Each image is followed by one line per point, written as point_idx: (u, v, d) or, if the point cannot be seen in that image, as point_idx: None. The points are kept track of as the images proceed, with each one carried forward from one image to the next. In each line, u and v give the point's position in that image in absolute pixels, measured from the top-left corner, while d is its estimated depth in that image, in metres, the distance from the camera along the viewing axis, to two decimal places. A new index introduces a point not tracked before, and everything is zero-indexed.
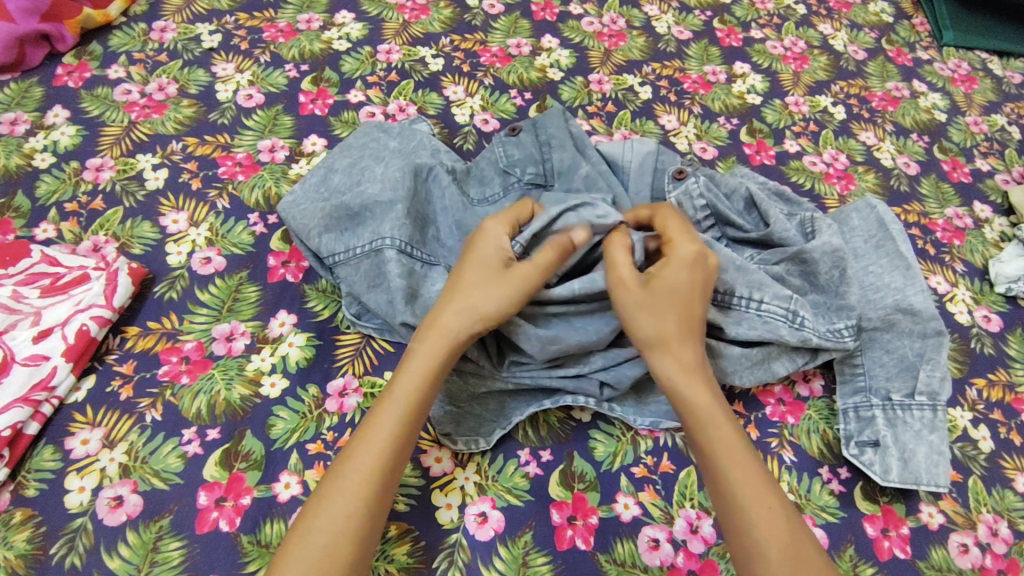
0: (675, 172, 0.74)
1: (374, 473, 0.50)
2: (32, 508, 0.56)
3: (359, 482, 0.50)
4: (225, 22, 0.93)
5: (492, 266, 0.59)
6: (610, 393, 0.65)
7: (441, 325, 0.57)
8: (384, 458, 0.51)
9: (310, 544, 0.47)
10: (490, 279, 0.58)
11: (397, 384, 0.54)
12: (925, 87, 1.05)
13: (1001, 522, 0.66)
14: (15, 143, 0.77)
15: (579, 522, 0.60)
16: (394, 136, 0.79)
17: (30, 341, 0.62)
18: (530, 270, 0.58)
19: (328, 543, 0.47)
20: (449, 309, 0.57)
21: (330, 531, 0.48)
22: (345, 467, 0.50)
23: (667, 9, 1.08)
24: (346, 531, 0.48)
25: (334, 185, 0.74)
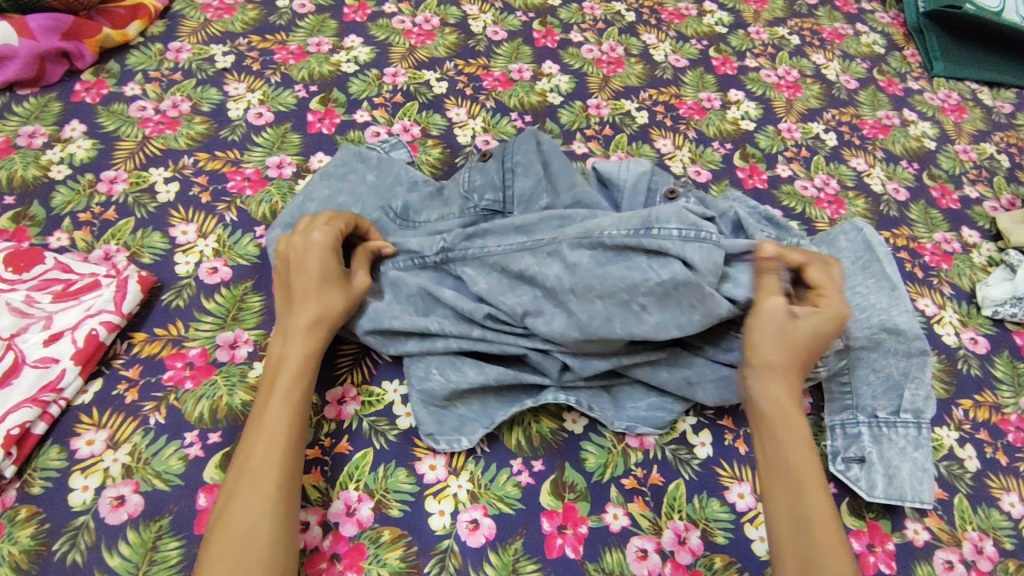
0: (667, 192, 0.77)
1: (264, 464, 0.55)
2: (37, 505, 0.58)
3: (249, 479, 0.54)
4: (238, 43, 0.97)
5: (294, 275, 0.64)
6: (570, 378, 0.67)
7: (286, 331, 0.63)
8: (271, 451, 0.55)
9: (228, 539, 0.51)
10: (299, 291, 0.64)
11: (277, 387, 0.59)
12: (915, 116, 1.08)
13: (986, 540, 0.67)
14: (33, 155, 0.81)
15: (568, 531, 0.61)
16: (372, 168, 0.79)
17: (40, 344, 0.65)
18: (328, 286, 0.64)
19: (246, 533, 0.51)
20: (286, 321, 0.63)
21: (241, 525, 0.51)
22: (231, 476, 0.55)
23: (664, 38, 1.11)
24: (261, 516, 0.52)
25: (309, 215, 0.75)
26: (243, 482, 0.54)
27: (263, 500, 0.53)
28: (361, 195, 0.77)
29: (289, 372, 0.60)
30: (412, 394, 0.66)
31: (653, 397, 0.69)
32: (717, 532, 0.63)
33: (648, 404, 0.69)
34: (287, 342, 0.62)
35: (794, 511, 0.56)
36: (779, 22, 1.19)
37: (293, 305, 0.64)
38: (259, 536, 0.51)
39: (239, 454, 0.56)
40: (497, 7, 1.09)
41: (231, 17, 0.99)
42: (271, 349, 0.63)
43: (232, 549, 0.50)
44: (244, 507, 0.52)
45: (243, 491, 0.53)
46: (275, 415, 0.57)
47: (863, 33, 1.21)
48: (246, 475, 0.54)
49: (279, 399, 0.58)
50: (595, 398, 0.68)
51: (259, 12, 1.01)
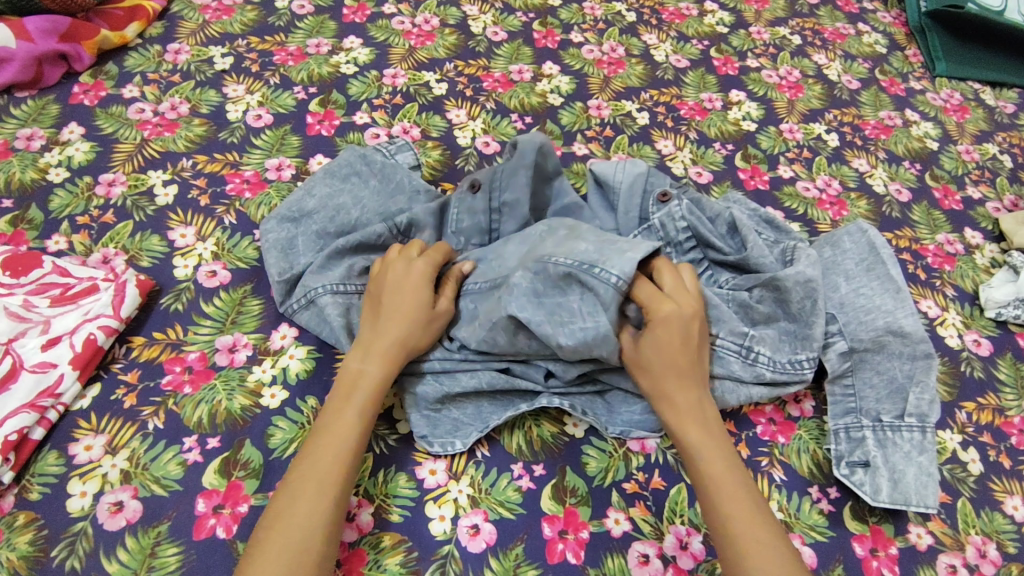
0: (659, 195, 0.77)
1: (328, 475, 0.55)
2: (35, 511, 0.57)
3: (313, 490, 0.53)
4: (237, 45, 0.96)
5: (405, 301, 0.64)
6: (554, 384, 0.67)
7: (370, 347, 0.62)
8: (337, 465, 0.55)
9: (284, 543, 0.50)
10: (379, 317, 0.64)
11: (350, 401, 0.59)
12: (917, 117, 1.08)
13: (990, 544, 0.66)
14: (31, 158, 0.80)
15: (569, 536, 0.61)
16: (375, 172, 0.78)
17: (38, 349, 0.64)
18: (415, 315, 0.64)
19: (303, 538, 0.51)
20: (370, 335, 0.63)
21: (297, 533, 0.51)
22: (293, 478, 0.54)
23: (665, 38, 1.11)
24: (317, 528, 0.52)
25: (310, 211, 0.74)
26: (306, 487, 0.54)
27: (324, 511, 0.53)
28: (363, 200, 0.76)
29: (367, 388, 0.60)
30: (406, 397, 0.66)
31: (648, 400, 0.68)
32: None
33: (643, 407, 0.68)
34: (368, 358, 0.61)
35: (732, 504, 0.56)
36: (780, 22, 1.18)
37: (381, 323, 0.63)
38: (312, 548, 0.51)
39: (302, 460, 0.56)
40: (497, 7, 1.09)
41: (230, 18, 0.99)
42: (349, 362, 0.62)
43: (287, 553, 0.50)
44: (302, 514, 0.52)
45: (306, 497, 0.53)
46: (347, 429, 0.57)
47: (864, 33, 1.21)
48: (311, 483, 0.54)
49: (355, 414, 0.58)
50: (590, 403, 0.68)
51: (258, 13, 1.01)
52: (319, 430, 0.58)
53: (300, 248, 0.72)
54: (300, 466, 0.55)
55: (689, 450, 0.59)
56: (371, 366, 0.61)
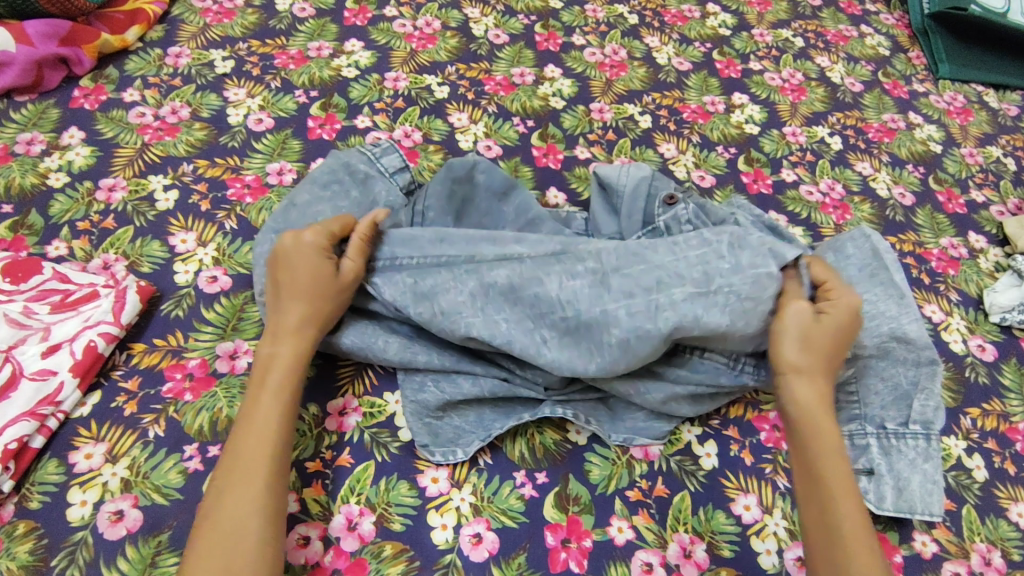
0: (667, 198, 0.77)
1: (251, 463, 0.54)
2: (35, 520, 0.57)
3: (236, 479, 0.53)
4: (238, 48, 0.96)
5: (308, 276, 0.62)
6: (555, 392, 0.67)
7: (281, 329, 0.61)
8: (261, 450, 0.55)
9: (218, 536, 0.51)
10: (282, 297, 0.62)
11: (265, 387, 0.58)
12: (921, 119, 1.07)
13: (995, 552, 0.66)
14: (31, 163, 0.80)
15: (572, 544, 0.61)
16: (357, 183, 0.76)
17: (38, 356, 0.64)
18: (323, 285, 0.62)
19: (234, 528, 0.51)
20: (275, 319, 0.62)
21: (229, 523, 0.51)
22: (220, 471, 0.54)
23: (667, 40, 1.10)
24: (248, 513, 0.52)
25: (293, 222, 0.72)
26: (231, 479, 0.53)
27: (253, 497, 0.53)
28: (343, 212, 0.74)
29: (279, 370, 0.59)
30: (406, 405, 0.66)
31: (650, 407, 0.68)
32: (723, 545, 0.62)
33: (645, 415, 0.68)
34: (280, 341, 0.61)
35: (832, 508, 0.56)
36: (783, 24, 1.18)
37: (283, 303, 0.62)
38: (249, 535, 0.51)
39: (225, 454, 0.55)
40: (499, 10, 1.08)
41: (231, 21, 0.99)
42: (260, 348, 0.61)
43: (223, 543, 0.50)
44: (232, 505, 0.52)
45: (233, 489, 0.53)
46: (265, 415, 0.57)
47: (867, 35, 1.20)
48: (234, 472, 0.54)
49: (272, 398, 0.58)
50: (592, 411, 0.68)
51: (259, 16, 1.00)
52: (238, 422, 0.57)
53: None
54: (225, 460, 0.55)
55: (807, 440, 0.59)
56: (285, 347, 0.60)
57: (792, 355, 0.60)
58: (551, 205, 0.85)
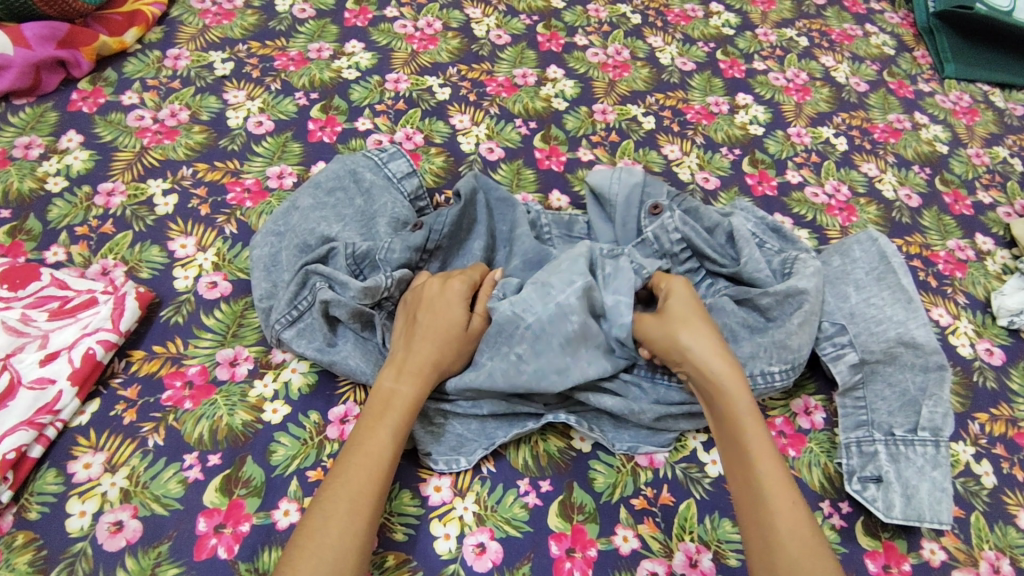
0: (651, 207, 0.76)
1: (359, 496, 0.53)
2: (34, 531, 0.56)
3: (346, 507, 0.52)
4: (237, 50, 0.95)
5: (449, 326, 0.63)
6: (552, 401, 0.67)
7: (408, 366, 0.61)
8: (370, 482, 0.54)
9: (316, 564, 0.49)
10: (413, 338, 0.63)
11: (381, 421, 0.58)
12: (926, 120, 1.06)
13: (1004, 560, 0.65)
14: (29, 167, 0.79)
15: (577, 554, 0.60)
16: (362, 191, 0.75)
17: (36, 364, 0.63)
18: (453, 334, 0.63)
19: (337, 556, 0.50)
20: (404, 355, 0.62)
21: (330, 555, 0.50)
22: (324, 498, 0.53)
23: (670, 41, 1.09)
24: (350, 548, 0.51)
25: (294, 225, 0.71)
26: (340, 506, 0.53)
27: (357, 531, 0.52)
28: (345, 218, 0.73)
29: (400, 410, 0.59)
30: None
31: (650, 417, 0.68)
32: (729, 554, 0.61)
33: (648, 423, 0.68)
34: (402, 378, 0.60)
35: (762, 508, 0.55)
36: (788, 23, 1.17)
37: (417, 342, 0.63)
38: (345, 571, 0.50)
39: (334, 475, 0.55)
40: (500, 10, 1.07)
41: (230, 23, 0.98)
42: (383, 380, 0.61)
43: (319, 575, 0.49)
44: (332, 534, 0.51)
45: (340, 516, 0.52)
46: (379, 444, 0.56)
47: (872, 34, 1.19)
48: (343, 502, 0.53)
49: (389, 431, 0.57)
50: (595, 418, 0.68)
51: (259, 17, 0.99)
52: (348, 446, 0.57)
53: (284, 263, 0.70)
54: (328, 485, 0.54)
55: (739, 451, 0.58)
56: (408, 390, 0.60)
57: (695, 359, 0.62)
58: (554, 208, 0.84)
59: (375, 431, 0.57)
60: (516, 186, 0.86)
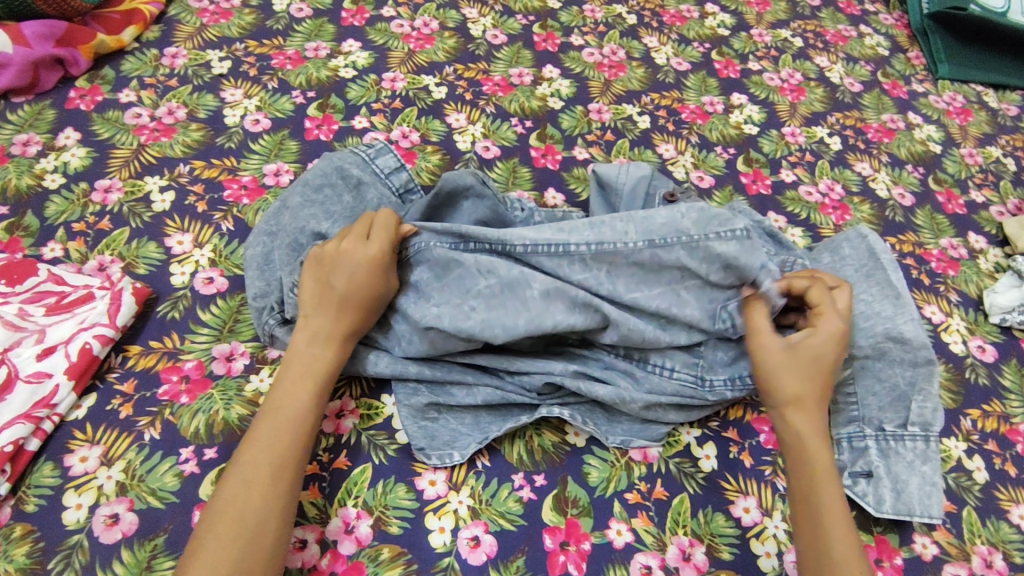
0: (666, 196, 0.77)
1: (278, 459, 0.55)
2: (31, 523, 0.57)
3: (267, 477, 0.54)
4: (235, 49, 0.95)
5: (362, 289, 0.62)
6: (544, 394, 0.67)
7: (325, 332, 0.61)
8: (285, 451, 0.55)
9: (235, 530, 0.51)
10: (322, 305, 0.62)
11: (297, 389, 0.59)
12: (920, 119, 1.07)
13: (996, 554, 0.66)
14: (27, 164, 0.79)
15: (571, 547, 0.60)
16: (350, 187, 0.75)
17: (33, 358, 0.63)
18: (372, 295, 0.63)
19: (259, 524, 0.51)
20: (317, 320, 0.62)
21: (252, 520, 0.51)
22: (241, 467, 0.54)
23: (666, 41, 1.10)
24: (271, 514, 0.52)
25: (284, 223, 0.72)
26: (261, 475, 0.54)
27: (275, 493, 0.53)
28: (334, 214, 0.73)
29: (317, 377, 0.60)
30: (403, 409, 0.65)
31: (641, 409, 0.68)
32: (722, 548, 0.62)
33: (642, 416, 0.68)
34: (323, 345, 0.61)
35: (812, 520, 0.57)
36: (782, 24, 1.18)
37: (330, 307, 0.62)
38: (268, 536, 0.52)
39: (248, 445, 0.56)
40: (497, 10, 1.08)
41: (228, 22, 0.98)
42: (297, 347, 0.61)
43: (241, 536, 0.50)
44: (251, 498, 0.52)
45: (260, 486, 0.53)
46: (296, 411, 0.58)
47: (867, 35, 1.20)
48: (264, 468, 0.54)
49: (307, 393, 0.59)
50: (589, 412, 0.68)
51: (256, 16, 1.00)
52: (266, 414, 0.57)
53: (275, 262, 0.70)
54: (245, 449, 0.55)
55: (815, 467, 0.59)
56: (325, 356, 0.61)
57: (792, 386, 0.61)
58: (549, 206, 0.85)
59: (293, 399, 0.58)
60: (512, 184, 0.86)
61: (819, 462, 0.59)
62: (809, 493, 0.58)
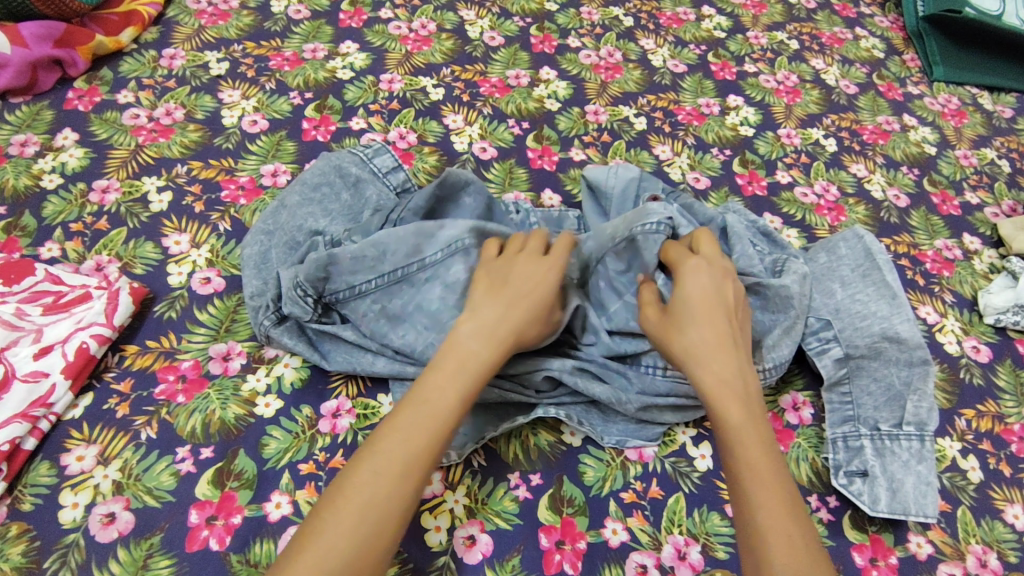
0: (651, 198, 0.77)
1: (416, 460, 0.51)
2: (28, 523, 0.57)
3: (398, 472, 0.50)
4: (233, 50, 0.96)
5: (526, 297, 0.60)
6: (543, 394, 0.67)
7: (492, 334, 0.58)
8: (423, 447, 0.51)
9: (357, 521, 0.47)
10: (497, 298, 0.60)
11: (448, 382, 0.55)
12: (915, 121, 1.08)
13: (990, 554, 0.66)
14: (24, 164, 0.80)
15: (567, 546, 0.60)
16: (348, 186, 0.75)
17: (30, 358, 0.64)
18: (536, 305, 0.61)
19: (376, 524, 0.48)
20: (480, 314, 0.59)
21: (369, 517, 0.48)
22: (375, 451, 0.51)
23: (662, 43, 1.11)
24: (392, 514, 0.48)
25: (281, 222, 0.72)
26: (393, 467, 0.50)
27: (405, 493, 0.49)
28: (333, 212, 0.73)
29: (472, 377, 0.55)
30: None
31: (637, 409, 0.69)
32: (718, 547, 0.62)
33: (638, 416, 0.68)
34: (482, 343, 0.57)
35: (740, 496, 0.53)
36: (778, 26, 1.18)
37: (490, 304, 0.60)
38: (379, 542, 0.48)
39: (384, 427, 0.52)
40: (494, 12, 1.08)
41: (226, 23, 0.99)
42: (459, 338, 0.57)
43: (360, 533, 0.47)
44: (380, 492, 0.49)
45: (386, 479, 0.49)
46: (442, 405, 0.53)
47: (862, 37, 1.20)
48: (398, 463, 0.50)
49: (459, 391, 0.54)
50: (586, 411, 0.68)
51: (254, 18, 1.00)
52: (411, 396, 0.54)
53: (273, 261, 0.70)
54: (385, 435, 0.51)
55: (728, 431, 0.55)
56: (484, 358, 0.56)
57: (688, 342, 0.59)
58: (546, 206, 0.85)
59: (440, 391, 0.54)
60: (509, 185, 0.87)
61: (738, 423, 0.55)
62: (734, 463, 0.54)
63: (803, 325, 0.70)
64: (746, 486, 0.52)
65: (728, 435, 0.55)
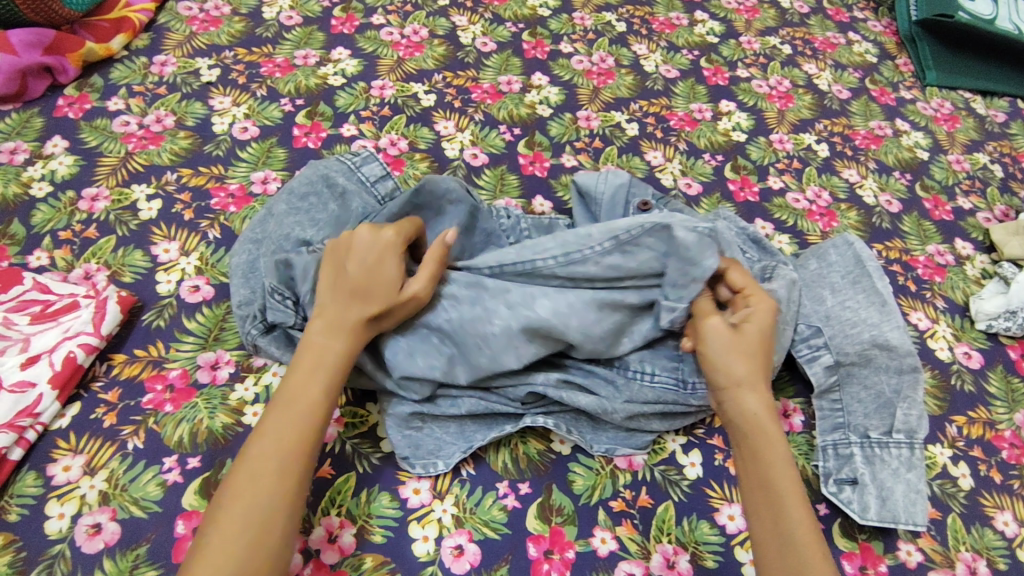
0: (640, 204, 0.77)
1: (286, 459, 0.53)
2: (13, 534, 0.56)
3: (273, 471, 0.52)
4: (224, 56, 0.96)
5: (374, 284, 0.60)
6: (529, 403, 0.67)
7: (341, 323, 0.59)
8: (292, 446, 0.53)
9: (242, 524, 0.49)
10: (340, 293, 0.61)
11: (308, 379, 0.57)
12: (907, 126, 1.08)
13: (980, 561, 0.66)
14: (14, 172, 0.79)
15: (555, 556, 0.60)
16: (335, 195, 0.75)
17: (17, 367, 0.63)
18: (384, 288, 0.60)
19: (262, 522, 0.50)
20: (331, 312, 0.60)
21: (255, 516, 0.50)
22: (251, 456, 0.53)
23: (655, 48, 1.11)
24: (276, 513, 0.50)
25: (269, 231, 0.72)
26: (268, 467, 0.52)
27: (281, 494, 0.51)
28: (320, 222, 0.73)
29: (330, 366, 0.58)
30: (388, 417, 0.65)
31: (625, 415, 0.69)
32: (707, 556, 0.62)
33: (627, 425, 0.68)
34: (333, 334, 0.59)
35: (773, 518, 0.55)
36: (771, 31, 1.18)
37: (338, 301, 0.60)
38: (269, 538, 0.50)
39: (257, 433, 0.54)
40: (487, 17, 1.08)
41: (217, 30, 0.99)
42: (312, 336, 0.59)
43: (243, 536, 0.49)
44: (257, 496, 0.50)
45: (263, 481, 0.51)
46: (308, 401, 0.56)
47: (855, 42, 1.20)
48: (271, 462, 0.52)
49: (318, 388, 0.57)
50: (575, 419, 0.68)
51: (246, 24, 1.00)
52: (276, 399, 0.56)
53: (260, 270, 0.70)
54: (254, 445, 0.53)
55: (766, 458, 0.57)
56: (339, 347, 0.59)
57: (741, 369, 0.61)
58: (537, 213, 0.85)
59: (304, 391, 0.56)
60: (500, 192, 0.87)
61: (773, 450, 0.58)
62: (768, 487, 0.56)
63: (789, 330, 0.71)
64: (784, 509, 0.55)
65: (762, 456, 0.58)
